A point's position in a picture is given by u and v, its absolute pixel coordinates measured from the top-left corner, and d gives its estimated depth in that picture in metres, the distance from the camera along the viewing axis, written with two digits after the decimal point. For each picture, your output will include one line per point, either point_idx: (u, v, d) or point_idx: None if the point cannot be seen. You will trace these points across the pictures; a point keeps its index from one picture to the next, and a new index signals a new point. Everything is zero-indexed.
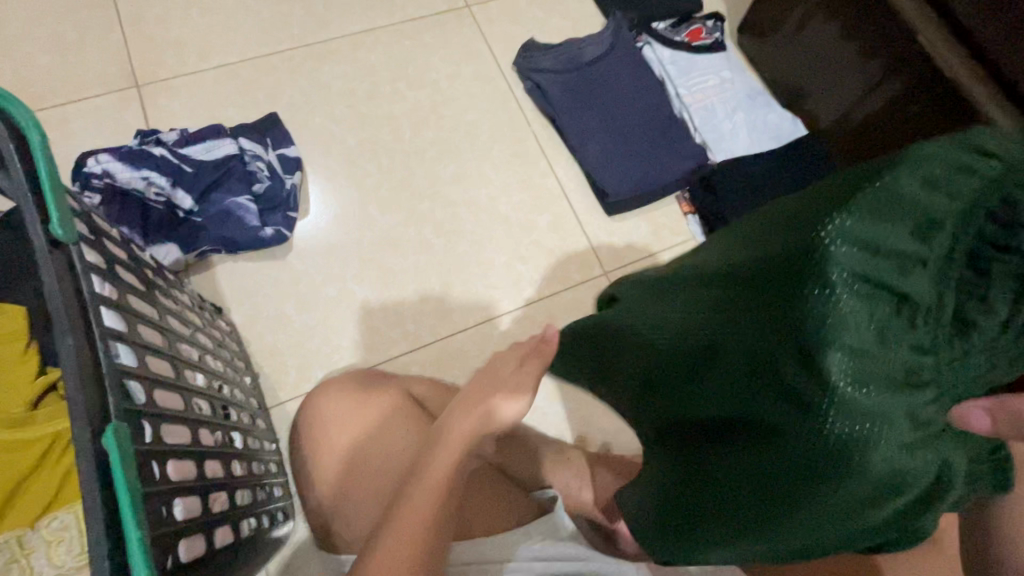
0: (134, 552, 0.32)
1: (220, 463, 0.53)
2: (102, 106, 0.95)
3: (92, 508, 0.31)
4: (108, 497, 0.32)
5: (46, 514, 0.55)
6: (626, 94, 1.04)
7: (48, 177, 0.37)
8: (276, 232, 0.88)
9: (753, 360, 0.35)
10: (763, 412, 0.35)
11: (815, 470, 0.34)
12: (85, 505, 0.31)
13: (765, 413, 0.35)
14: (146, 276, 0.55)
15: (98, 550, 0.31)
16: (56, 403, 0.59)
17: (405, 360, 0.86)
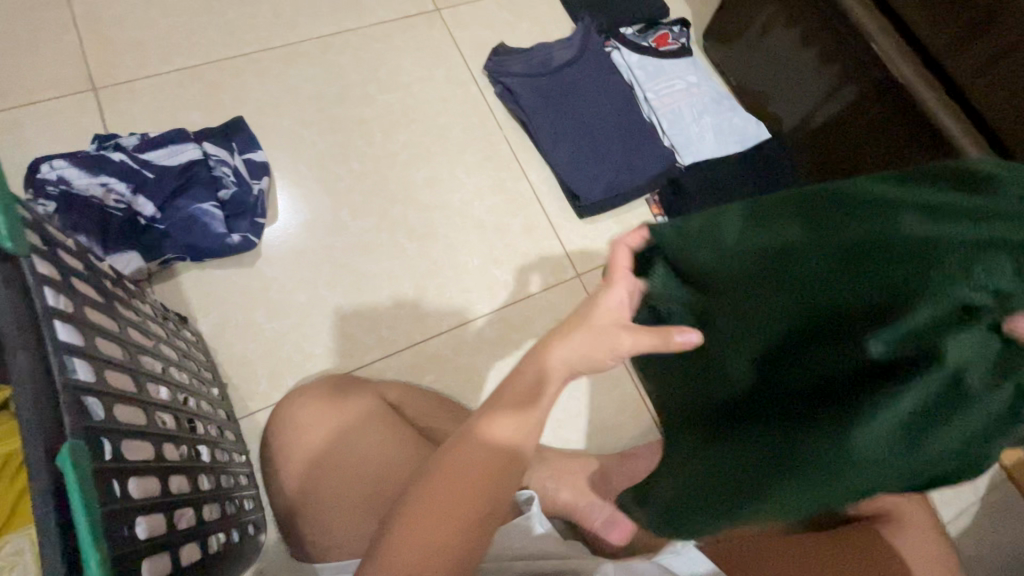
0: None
1: (186, 478, 0.52)
2: (57, 109, 0.91)
3: (46, 532, 0.30)
4: (63, 519, 0.31)
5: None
6: (597, 98, 1.05)
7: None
8: (243, 238, 0.86)
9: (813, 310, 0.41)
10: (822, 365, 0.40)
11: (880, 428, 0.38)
12: (38, 529, 0.30)
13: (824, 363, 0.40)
14: (105, 287, 0.53)
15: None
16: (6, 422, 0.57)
17: (379, 366, 0.85)
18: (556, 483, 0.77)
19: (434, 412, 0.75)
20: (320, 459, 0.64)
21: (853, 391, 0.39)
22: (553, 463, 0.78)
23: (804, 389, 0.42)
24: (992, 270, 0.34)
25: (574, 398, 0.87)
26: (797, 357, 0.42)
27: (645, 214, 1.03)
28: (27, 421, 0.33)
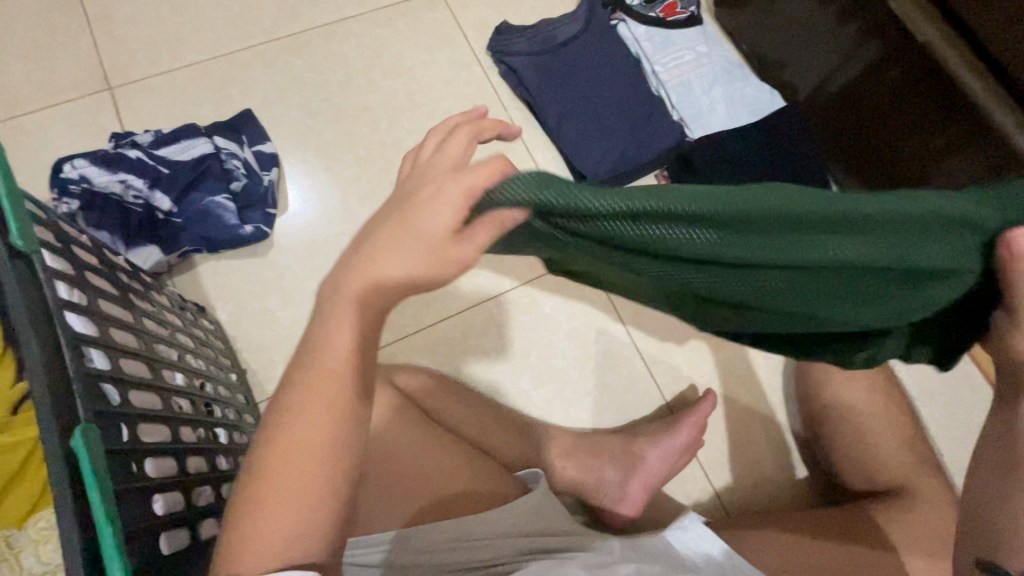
0: (105, 545, 0.33)
1: (204, 458, 0.55)
2: (77, 110, 0.95)
3: (63, 506, 0.33)
4: (79, 495, 0.34)
5: (32, 515, 0.56)
6: (603, 73, 1.03)
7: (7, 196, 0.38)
8: (256, 229, 0.89)
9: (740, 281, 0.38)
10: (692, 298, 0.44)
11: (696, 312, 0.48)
12: (57, 505, 0.33)
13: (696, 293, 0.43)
14: (120, 280, 0.56)
15: (71, 546, 0.32)
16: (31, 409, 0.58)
17: (390, 350, 0.87)
18: (564, 461, 0.78)
19: (442, 393, 0.77)
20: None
21: (879, 246, 0.34)
22: (561, 442, 0.79)
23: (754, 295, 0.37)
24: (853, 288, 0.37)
25: (582, 378, 0.88)
26: (747, 279, 0.36)
27: None
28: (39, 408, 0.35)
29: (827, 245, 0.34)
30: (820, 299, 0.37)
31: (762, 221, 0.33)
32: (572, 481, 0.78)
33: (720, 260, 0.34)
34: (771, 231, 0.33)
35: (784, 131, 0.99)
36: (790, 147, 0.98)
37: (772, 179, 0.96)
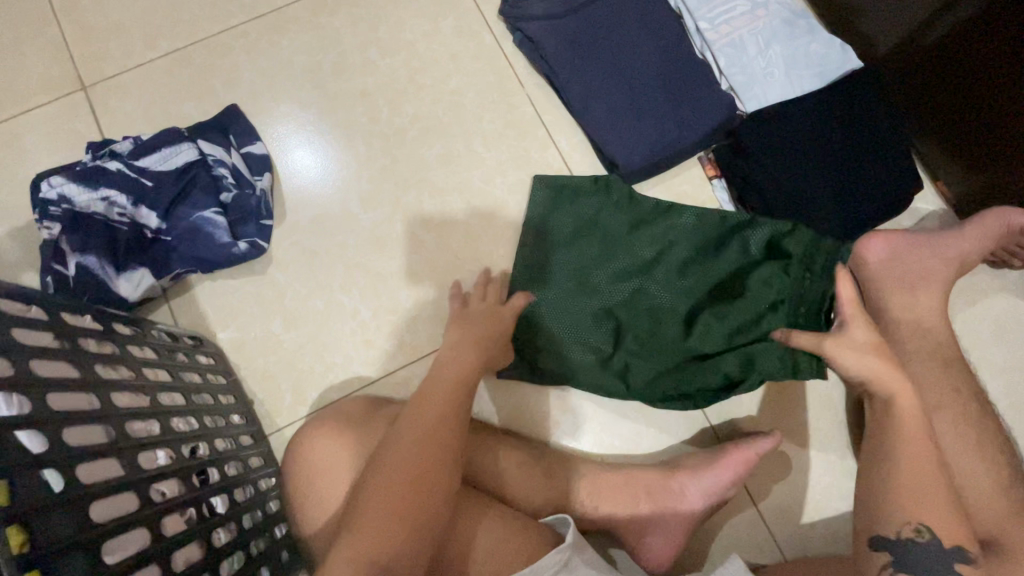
0: None
1: (196, 544, 0.50)
2: (51, 116, 0.86)
3: None
4: None
5: None
6: (635, 36, 0.87)
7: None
8: (251, 245, 0.81)
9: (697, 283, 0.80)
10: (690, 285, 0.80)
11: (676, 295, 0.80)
12: None
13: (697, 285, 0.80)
14: (84, 351, 0.49)
15: None
16: None
17: (404, 374, 0.80)
18: (595, 498, 0.71)
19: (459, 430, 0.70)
20: (345, 501, 0.61)
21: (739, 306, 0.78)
22: (591, 477, 0.72)
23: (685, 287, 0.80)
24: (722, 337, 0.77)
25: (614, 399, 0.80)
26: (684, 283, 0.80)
27: (696, 177, 0.87)
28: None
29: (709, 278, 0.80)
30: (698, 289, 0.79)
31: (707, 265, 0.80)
32: (605, 521, 0.72)
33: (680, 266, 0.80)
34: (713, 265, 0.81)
35: (854, 103, 0.83)
36: (862, 120, 0.82)
37: (840, 160, 0.81)
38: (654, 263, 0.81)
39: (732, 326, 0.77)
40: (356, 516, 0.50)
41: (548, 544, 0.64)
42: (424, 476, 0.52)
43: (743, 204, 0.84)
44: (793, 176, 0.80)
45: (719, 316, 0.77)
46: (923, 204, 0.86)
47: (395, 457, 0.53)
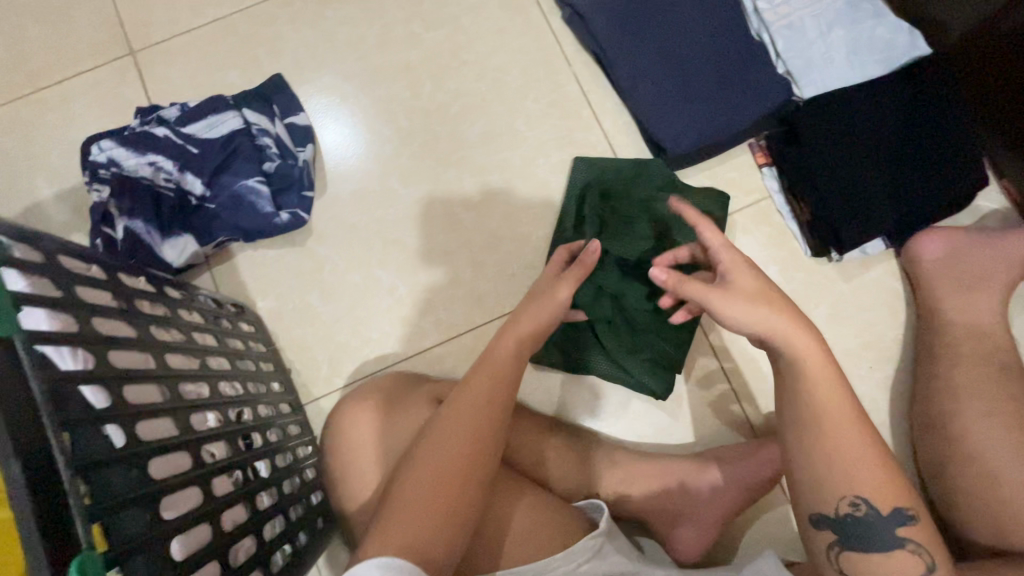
0: None
1: (243, 506, 0.51)
2: (100, 80, 0.87)
3: None
4: None
5: None
6: (689, 16, 0.83)
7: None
8: (292, 216, 0.81)
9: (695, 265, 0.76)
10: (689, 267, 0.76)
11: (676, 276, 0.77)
12: None
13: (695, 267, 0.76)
14: (140, 312, 0.50)
15: None
16: None
17: (438, 352, 0.80)
18: (627, 486, 0.71)
19: None
20: (385, 473, 0.62)
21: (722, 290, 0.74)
22: (623, 464, 0.72)
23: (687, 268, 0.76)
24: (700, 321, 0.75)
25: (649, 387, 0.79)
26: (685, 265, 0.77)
27: (745, 165, 0.85)
28: (32, 541, 0.30)
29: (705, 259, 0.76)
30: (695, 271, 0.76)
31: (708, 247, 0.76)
32: (636, 508, 0.72)
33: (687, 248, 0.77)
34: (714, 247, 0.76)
35: (919, 91, 0.79)
36: (926, 110, 0.78)
37: (900, 153, 0.77)
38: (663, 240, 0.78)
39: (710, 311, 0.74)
40: (402, 493, 0.50)
41: (581, 527, 0.64)
42: (471, 458, 0.53)
43: (794, 193, 0.82)
44: (852, 166, 0.77)
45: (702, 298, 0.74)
46: (983, 202, 0.83)
47: (442, 439, 0.54)
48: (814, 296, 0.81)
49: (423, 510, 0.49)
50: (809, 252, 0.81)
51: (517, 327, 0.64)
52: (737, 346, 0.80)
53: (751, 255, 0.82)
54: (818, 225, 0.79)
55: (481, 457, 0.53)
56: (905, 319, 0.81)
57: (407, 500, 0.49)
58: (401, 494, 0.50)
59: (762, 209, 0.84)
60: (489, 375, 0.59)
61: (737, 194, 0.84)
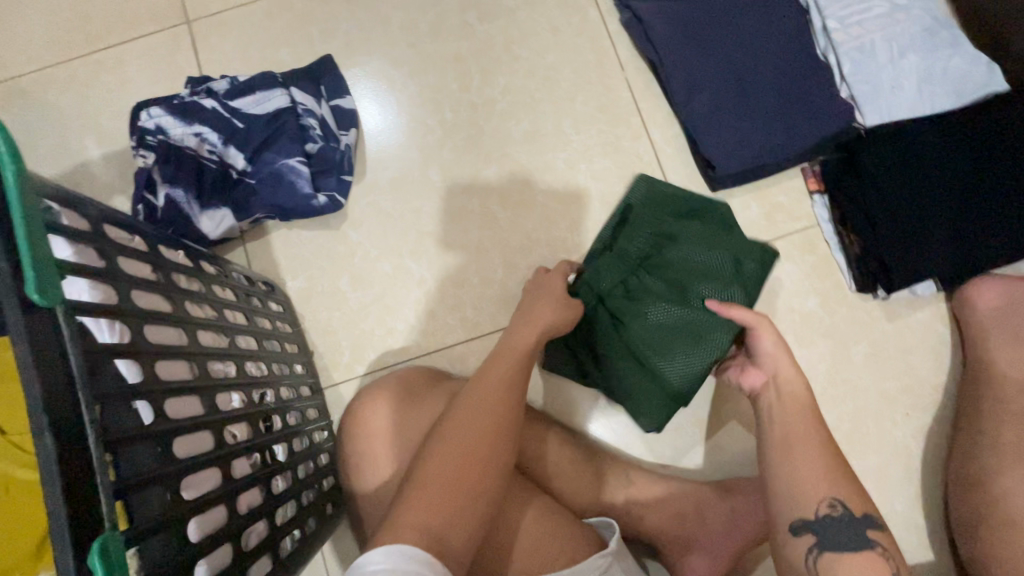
0: None
1: (259, 489, 0.51)
2: (155, 47, 0.88)
3: None
4: None
5: None
6: (753, 29, 0.80)
7: (30, 248, 0.32)
8: (330, 199, 0.81)
9: (694, 283, 0.69)
10: (689, 281, 0.69)
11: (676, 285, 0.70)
12: None
13: (697, 284, 0.69)
14: (176, 286, 0.50)
15: None
16: None
17: (461, 350, 0.80)
18: (641, 507, 0.70)
19: None
20: (400, 469, 0.62)
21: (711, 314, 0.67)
22: (639, 484, 0.70)
23: (686, 281, 0.70)
24: (680, 338, 0.68)
25: None
26: (686, 279, 0.70)
27: (796, 190, 0.82)
28: (60, 516, 0.30)
29: (708, 275, 0.69)
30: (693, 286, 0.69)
31: (715, 264, 0.69)
32: (648, 532, 0.70)
33: (694, 260, 0.70)
34: (722, 270, 0.69)
35: (992, 130, 0.74)
36: (997, 151, 0.74)
37: (963, 194, 0.73)
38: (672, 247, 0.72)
39: (693, 330, 0.68)
40: (416, 483, 0.48)
41: (592, 545, 0.62)
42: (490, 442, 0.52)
43: (845, 224, 0.78)
44: (911, 201, 0.73)
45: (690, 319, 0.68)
46: None
47: (458, 420, 0.53)
48: (854, 333, 0.78)
49: (443, 492, 0.47)
50: (854, 287, 0.78)
51: (529, 323, 0.64)
52: None
53: (792, 284, 0.79)
54: (867, 259, 0.76)
55: (498, 440, 0.52)
56: (950, 366, 0.77)
57: (427, 482, 0.48)
58: (421, 478, 0.48)
59: (809, 237, 0.81)
60: (506, 365, 0.59)
61: (785, 219, 0.81)
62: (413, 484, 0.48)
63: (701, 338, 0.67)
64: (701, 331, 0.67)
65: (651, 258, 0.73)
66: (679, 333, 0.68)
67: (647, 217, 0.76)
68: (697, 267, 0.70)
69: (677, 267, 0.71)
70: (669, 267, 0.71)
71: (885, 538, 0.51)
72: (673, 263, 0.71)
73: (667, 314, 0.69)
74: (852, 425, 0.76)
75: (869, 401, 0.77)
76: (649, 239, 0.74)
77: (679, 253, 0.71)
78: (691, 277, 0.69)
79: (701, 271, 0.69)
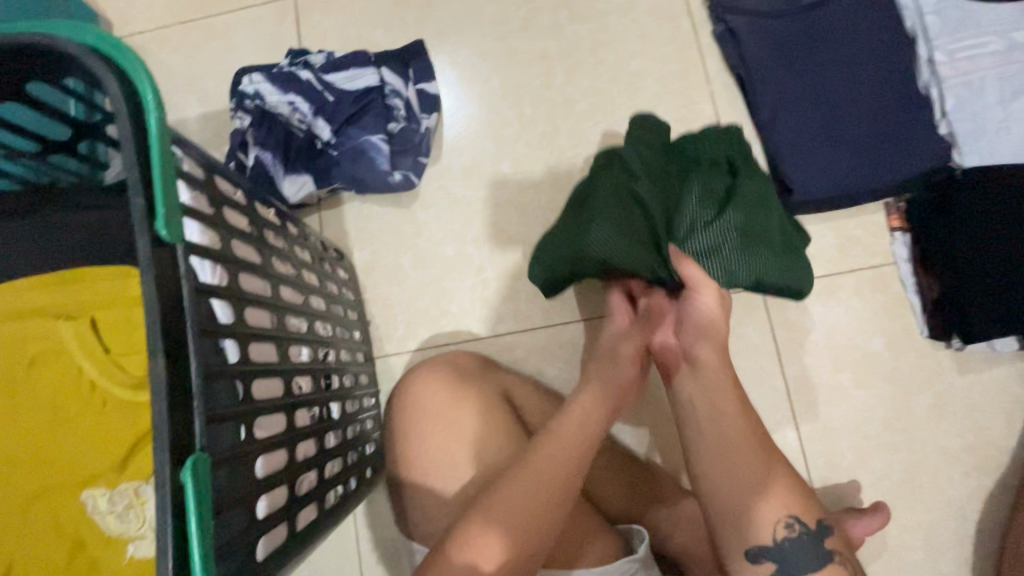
0: None
1: (314, 441, 0.54)
2: (262, 18, 0.93)
3: (164, 548, 0.33)
4: (178, 537, 0.33)
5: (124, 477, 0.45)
6: (852, 54, 0.77)
7: (164, 190, 0.36)
8: (404, 178, 0.84)
9: (693, 227, 0.61)
10: (687, 220, 0.62)
11: (689, 212, 0.62)
12: (159, 545, 0.33)
13: (693, 232, 0.61)
14: (266, 241, 0.53)
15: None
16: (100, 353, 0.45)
17: (511, 340, 0.81)
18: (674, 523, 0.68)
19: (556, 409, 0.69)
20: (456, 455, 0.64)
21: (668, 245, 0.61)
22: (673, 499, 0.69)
23: (689, 217, 0.62)
24: (637, 239, 0.62)
25: None
26: (692, 216, 0.62)
27: (876, 225, 0.78)
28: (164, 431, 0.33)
29: (706, 228, 0.61)
30: (693, 224, 0.61)
31: (718, 231, 0.61)
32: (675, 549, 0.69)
33: (712, 212, 0.62)
34: (717, 238, 0.61)
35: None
36: None
37: None
38: (718, 188, 0.64)
39: (648, 237, 0.62)
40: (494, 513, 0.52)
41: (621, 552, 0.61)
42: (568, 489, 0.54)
43: (926, 266, 0.75)
44: (1004, 250, 0.69)
45: (657, 235, 0.62)
46: None
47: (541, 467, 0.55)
48: (919, 381, 0.75)
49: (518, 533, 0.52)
50: (926, 333, 0.75)
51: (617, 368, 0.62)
52: (820, 410, 0.75)
53: (859, 320, 0.76)
54: (945, 306, 0.72)
55: (568, 483, 0.54)
56: (1021, 431, 0.72)
57: (505, 519, 0.52)
58: (492, 508, 0.53)
59: (884, 275, 0.77)
60: (590, 409, 0.59)
61: (860, 253, 0.78)
62: (487, 511, 0.53)
63: (645, 250, 0.62)
64: (646, 241, 0.62)
65: (689, 181, 0.65)
66: (628, 214, 0.62)
67: (717, 165, 0.66)
68: (699, 228, 0.61)
69: (699, 203, 0.62)
70: (698, 198, 0.63)
71: (838, 545, 0.52)
72: (698, 198, 0.63)
73: (663, 222, 0.62)
74: (903, 475, 0.73)
75: (925, 454, 0.73)
76: (700, 166, 0.66)
77: (709, 199, 0.63)
78: (690, 225, 0.62)
79: (706, 226, 0.61)
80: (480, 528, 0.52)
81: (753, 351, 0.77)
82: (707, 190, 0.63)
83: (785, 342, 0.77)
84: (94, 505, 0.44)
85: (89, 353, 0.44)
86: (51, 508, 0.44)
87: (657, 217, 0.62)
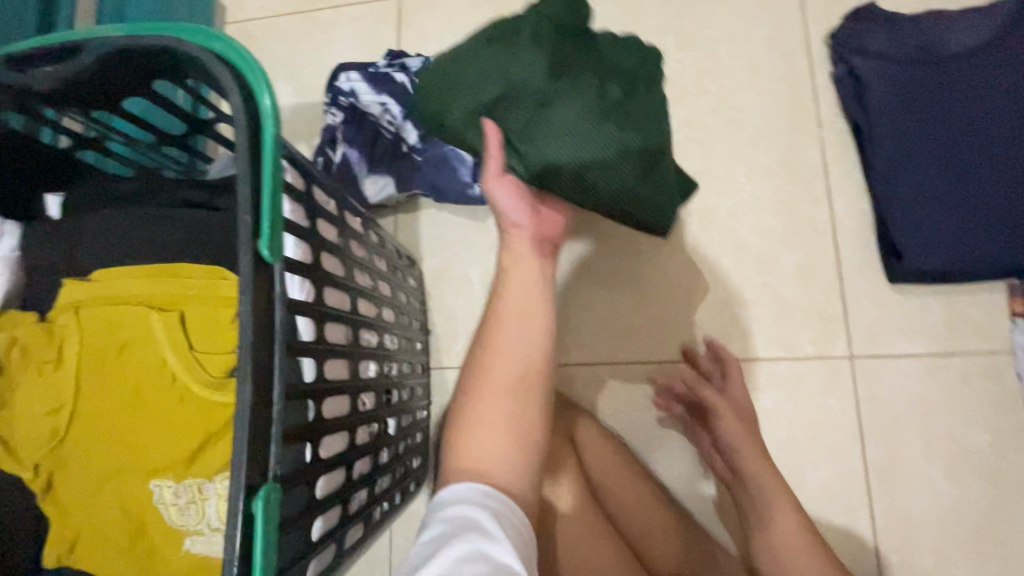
0: None
1: (369, 458, 0.53)
2: (366, 15, 0.94)
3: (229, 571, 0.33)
4: (244, 562, 0.34)
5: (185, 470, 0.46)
6: (994, 115, 0.70)
7: (270, 210, 0.36)
8: (484, 192, 0.83)
9: (574, 129, 0.49)
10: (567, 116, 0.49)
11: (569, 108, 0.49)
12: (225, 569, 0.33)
13: (591, 146, 0.49)
14: (351, 253, 0.53)
15: None
16: (176, 344, 0.45)
17: (570, 372, 0.78)
18: None
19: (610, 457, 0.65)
20: None
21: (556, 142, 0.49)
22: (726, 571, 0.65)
23: (531, 102, 0.50)
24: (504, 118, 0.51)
25: None
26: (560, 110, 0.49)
27: (996, 307, 0.70)
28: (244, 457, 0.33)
29: (584, 132, 0.49)
30: (564, 124, 0.49)
31: (596, 145, 0.49)
32: None
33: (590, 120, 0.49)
34: (596, 147, 0.49)
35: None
36: None
37: None
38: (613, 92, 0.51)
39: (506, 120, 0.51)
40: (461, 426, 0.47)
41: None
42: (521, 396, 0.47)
43: None
44: None
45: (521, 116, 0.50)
46: None
47: (494, 383, 0.47)
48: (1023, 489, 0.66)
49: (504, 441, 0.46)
50: None
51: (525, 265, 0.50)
52: (901, 502, 0.68)
53: (959, 410, 0.69)
54: None
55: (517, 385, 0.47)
56: None
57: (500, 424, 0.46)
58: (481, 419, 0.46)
59: (996, 364, 0.69)
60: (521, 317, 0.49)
61: (972, 335, 0.70)
62: (477, 431, 0.46)
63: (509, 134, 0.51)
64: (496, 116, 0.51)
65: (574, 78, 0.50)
66: (478, 81, 0.52)
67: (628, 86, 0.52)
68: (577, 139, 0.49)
69: (585, 109, 0.49)
70: (591, 103, 0.49)
71: None
72: (579, 105, 0.49)
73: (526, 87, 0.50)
74: None
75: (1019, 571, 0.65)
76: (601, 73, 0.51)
77: (602, 114, 0.49)
78: (583, 127, 0.49)
79: (588, 130, 0.49)
80: (478, 437, 0.46)
81: (833, 425, 0.71)
82: (588, 89, 0.49)
83: (870, 420, 0.70)
84: (161, 494, 0.45)
85: (180, 349, 0.45)
86: (119, 490, 0.46)
87: (585, 148, 0.49)
